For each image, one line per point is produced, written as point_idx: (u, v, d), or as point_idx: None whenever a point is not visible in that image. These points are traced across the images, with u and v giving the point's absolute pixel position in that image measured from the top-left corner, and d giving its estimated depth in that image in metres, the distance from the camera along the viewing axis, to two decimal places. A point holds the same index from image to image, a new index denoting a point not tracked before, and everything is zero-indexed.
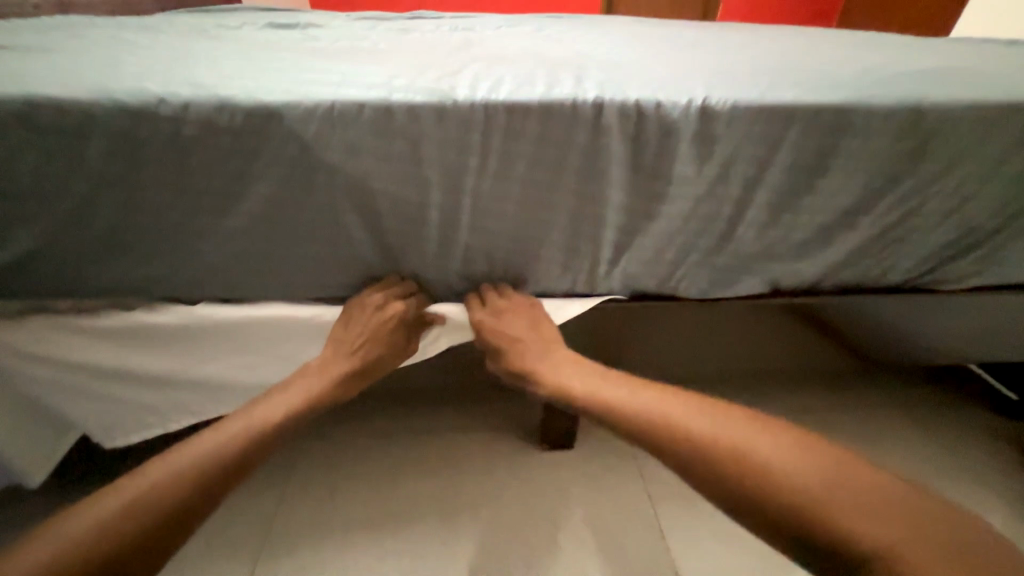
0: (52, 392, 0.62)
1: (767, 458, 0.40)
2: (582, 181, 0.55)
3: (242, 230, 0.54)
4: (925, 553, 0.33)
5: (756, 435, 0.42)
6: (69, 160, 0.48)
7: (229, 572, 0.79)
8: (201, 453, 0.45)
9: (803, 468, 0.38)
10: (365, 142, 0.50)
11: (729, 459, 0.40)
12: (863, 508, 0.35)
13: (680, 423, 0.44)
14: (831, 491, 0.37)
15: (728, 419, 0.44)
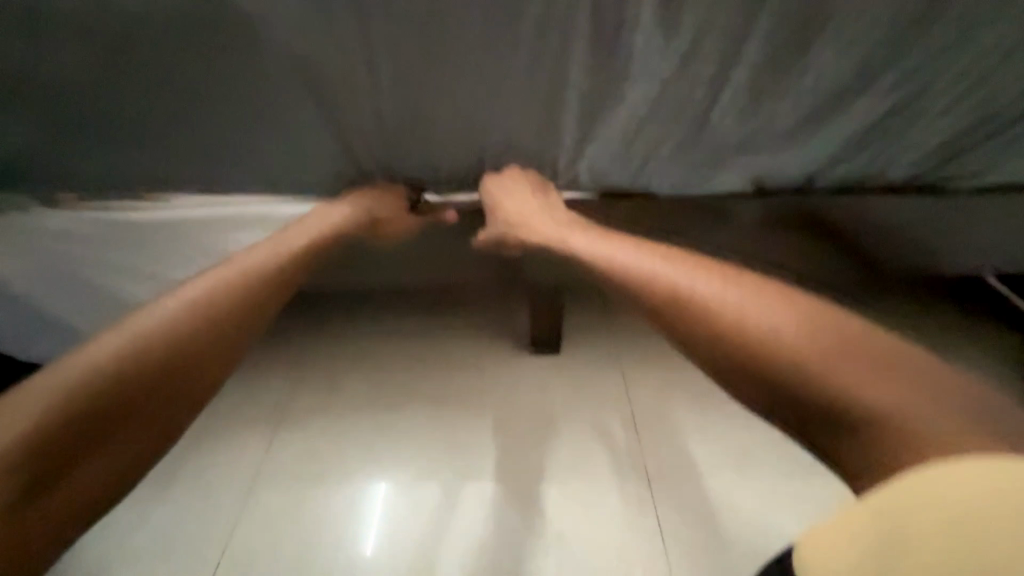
0: (55, 288, 0.68)
1: (785, 333, 0.37)
2: (536, 60, 0.52)
3: (201, 120, 0.55)
4: (925, 415, 0.33)
5: (774, 304, 0.40)
6: (30, 46, 0.50)
7: (251, 442, 0.93)
8: (152, 324, 0.41)
9: (818, 342, 0.37)
10: (306, 18, 0.49)
11: (740, 331, 0.39)
12: (871, 372, 0.35)
13: (693, 297, 0.41)
14: (843, 357, 0.36)
15: (745, 292, 0.41)
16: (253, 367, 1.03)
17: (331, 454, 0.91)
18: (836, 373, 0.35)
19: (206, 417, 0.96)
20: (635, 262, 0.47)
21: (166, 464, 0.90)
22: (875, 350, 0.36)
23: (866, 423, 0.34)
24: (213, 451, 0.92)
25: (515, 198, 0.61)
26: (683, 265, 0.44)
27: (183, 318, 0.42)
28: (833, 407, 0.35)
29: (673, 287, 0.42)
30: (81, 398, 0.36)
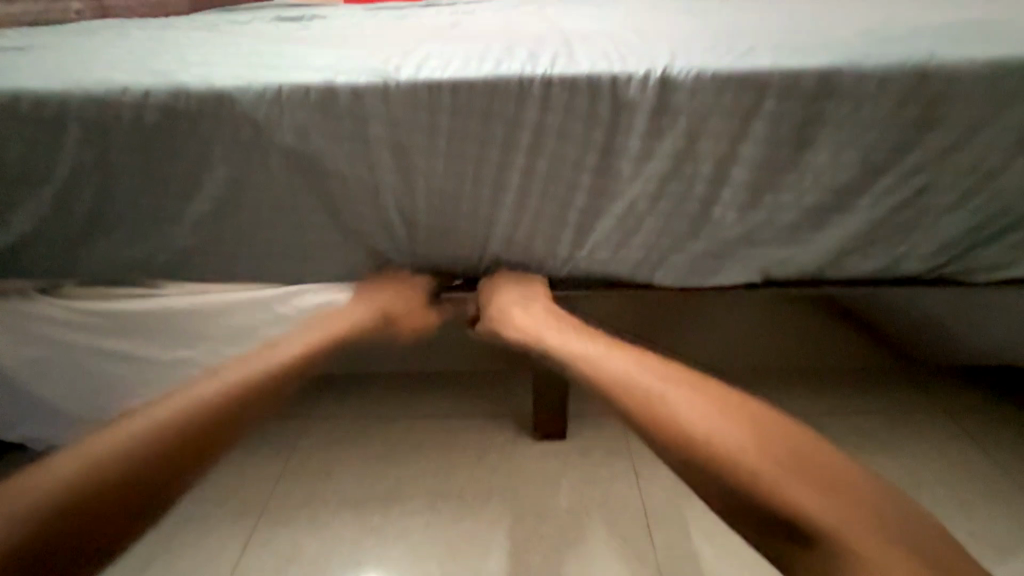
0: (47, 370, 0.67)
1: (729, 436, 0.40)
2: (534, 161, 0.53)
3: (206, 213, 0.57)
4: (862, 533, 0.34)
5: (721, 409, 0.43)
6: (50, 148, 0.53)
7: (229, 538, 0.85)
8: (161, 415, 0.44)
9: (757, 445, 0.39)
10: (313, 124, 0.51)
11: (690, 428, 0.42)
12: (820, 490, 0.36)
13: (649, 390, 0.45)
14: (788, 469, 0.38)
15: (695, 394, 0.44)
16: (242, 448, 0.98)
17: (313, 553, 0.83)
18: (785, 487, 0.36)
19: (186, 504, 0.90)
20: (605, 358, 0.50)
21: (133, 560, 0.83)
22: (826, 469, 0.38)
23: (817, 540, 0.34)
24: (186, 543, 0.85)
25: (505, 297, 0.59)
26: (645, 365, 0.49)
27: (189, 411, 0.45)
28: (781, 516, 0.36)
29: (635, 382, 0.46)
30: (83, 483, 0.39)
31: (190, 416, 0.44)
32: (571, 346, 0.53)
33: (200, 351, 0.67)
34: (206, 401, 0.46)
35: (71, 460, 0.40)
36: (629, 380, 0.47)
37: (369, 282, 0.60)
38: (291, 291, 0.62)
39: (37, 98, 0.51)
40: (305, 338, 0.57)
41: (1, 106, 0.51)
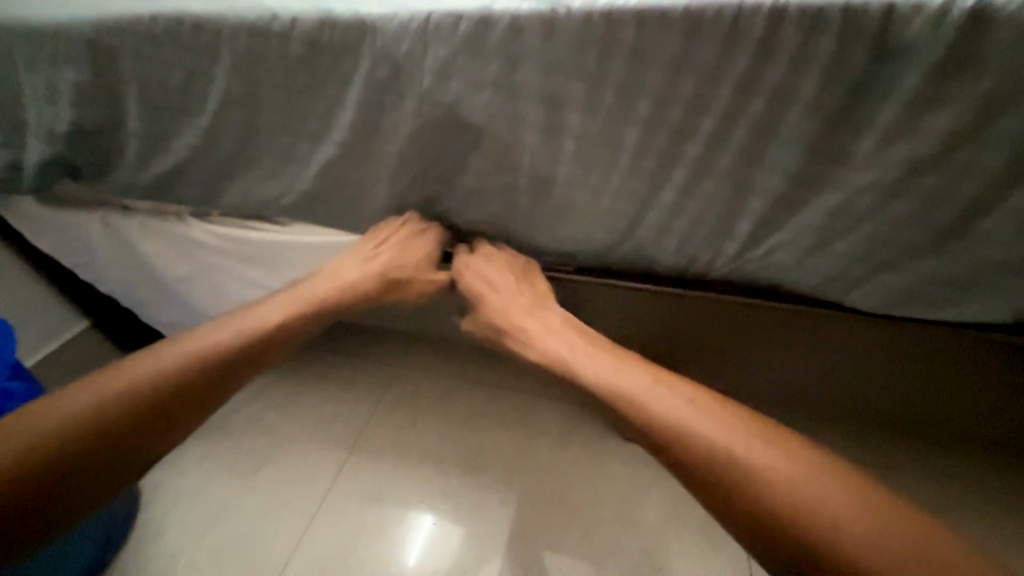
0: (197, 282, 0.74)
1: (795, 493, 0.37)
2: (727, 130, 0.41)
3: (337, 158, 0.53)
4: None
5: (789, 462, 0.39)
6: (205, 77, 0.52)
7: (325, 461, 0.92)
8: (118, 383, 0.45)
9: (831, 504, 0.36)
10: (457, 64, 0.43)
11: (756, 486, 0.38)
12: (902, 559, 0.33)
13: (709, 439, 0.40)
14: (850, 516, 0.35)
15: (761, 443, 0.40)
16: (341, 380, 1.03)
17: (395, 497, 0.86)
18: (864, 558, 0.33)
19: (292, 421, 0.98)
20: (644, 390, 0.45)
21: (248, 461, 0.92)
22: (907, 532, 0.35)
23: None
24: (289, 456, 0.93)
25: (497, 277, 0.56)
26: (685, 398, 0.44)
27: (147, 383, 0.46)
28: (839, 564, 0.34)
29: (676, 417, 0.42)
30: (55, 439, 0.41)
31: (148, 388, 0.46)
32: (603, 377, 0.47)
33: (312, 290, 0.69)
34: (160, 376, 0.47)
35: (48, 413, 0.43)
36: (686, 423, 0.42)
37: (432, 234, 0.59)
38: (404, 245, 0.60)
39: (191, 19, 0.49)
40: (248, 310, 0.55)
41: (159, 28, 0.50)
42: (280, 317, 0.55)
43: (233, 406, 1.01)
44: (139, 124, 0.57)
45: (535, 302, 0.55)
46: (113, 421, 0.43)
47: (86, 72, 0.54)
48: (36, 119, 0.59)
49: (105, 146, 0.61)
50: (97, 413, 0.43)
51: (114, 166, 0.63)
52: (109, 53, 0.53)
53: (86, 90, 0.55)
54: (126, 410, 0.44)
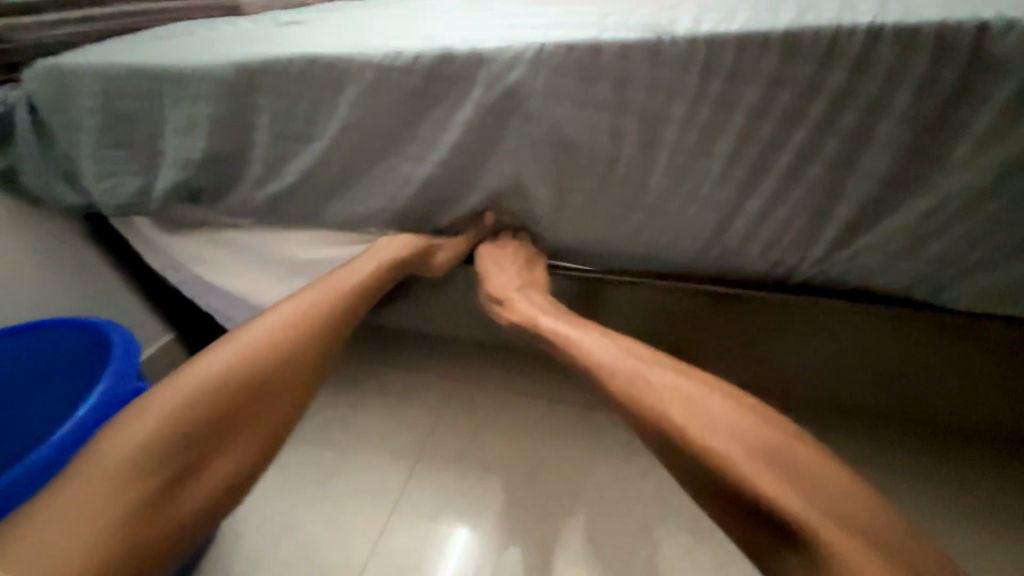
0: (278, 290, 0.79)
1: (719, 418, 0.38)
2: (820, 137, 0.44)
3: (437, 175, 0.58)
4: (857, 547, 0.30)
5: (712, 396, 0.40)
6: (328, 108, 0.59)
7: (392, 471, 0.94)
8: (228, 360, 0.44)
9: (744, 430, 0.37)
10: (564, 86, 0.48)
11: (676, 412, 0.40)
12: (814, 492, 0.32)
13: (636, 370, 0.44)
14: (784, 466, 0.34)
15: (689, 377, 0.43)
16: (403, 390, 1.08)
17: (463, 506, 0.87)
18: (768, 479, 0.33)
19: (360, 431, 1.02)
20: (592, 341, 0.50)
21: (319, 468, 0.96)
22: (823, 471, 0.34)
23: (801, 545, 0.31)
24: (359, 467, 0.95)
25: (505, 261, 0.63)
26: (634, 349, 0.47)
27: (225, 379, 0.43)
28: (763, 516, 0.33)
29: (622, 363, 0.46)
30: (159, 432, 0.38)
31: (226, 379, 0.43)
32: (561, 329, 0.53)
33: None
34: (242, 367, 0.44)
35: (162, 401, 0.40)
36: (613, 359, 0.46)
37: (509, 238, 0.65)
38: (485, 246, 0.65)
39: (322, 60, 0.57)
40: (323, 282, 0.56)
41: (296, 69, 0.58)
42: (345, 289, 0.56)
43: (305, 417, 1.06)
44: (262, 151, 0.64)
45: (526, 284, 0.60)
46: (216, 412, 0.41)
47: (224, 107, 0.62)
48: (172, 149, 0.67)
49: (227, 172, 0.68)
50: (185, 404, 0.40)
51: (231, 189, 0.70)
52: (248, 92, 0.61)
53: (222, 122, 0.63)
54: (223, 396, 0.42)
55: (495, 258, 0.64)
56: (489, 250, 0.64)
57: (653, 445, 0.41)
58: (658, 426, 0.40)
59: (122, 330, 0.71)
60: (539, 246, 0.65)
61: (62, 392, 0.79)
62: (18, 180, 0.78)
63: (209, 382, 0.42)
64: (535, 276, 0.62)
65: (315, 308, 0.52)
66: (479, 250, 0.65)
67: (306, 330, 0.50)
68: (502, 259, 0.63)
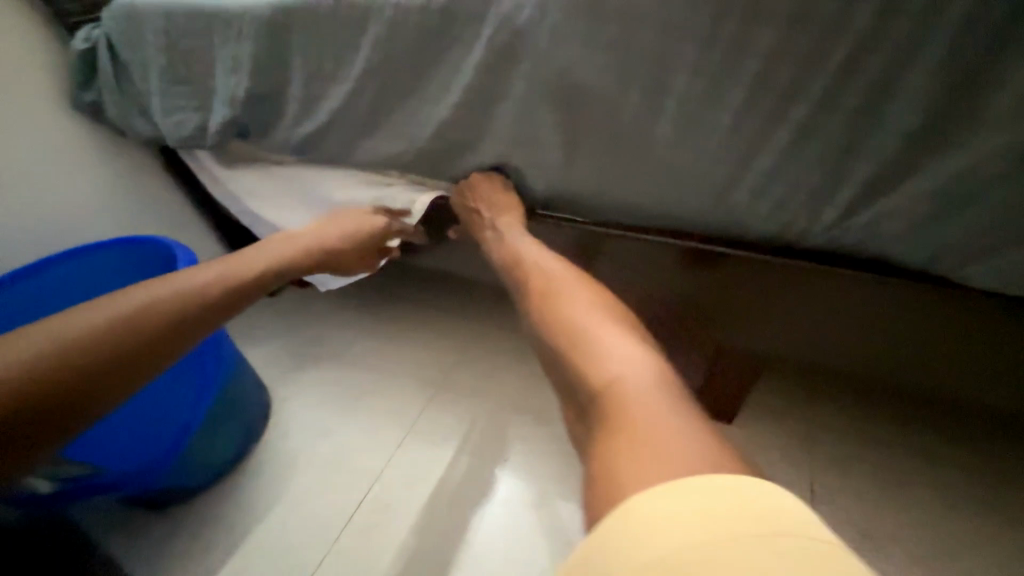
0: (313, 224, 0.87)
1: (579, 310, 0.46)
2: (840, 89, 0.41)
3: (451, 119, 0.60)
4: (637, 400, 0.36)
5: (584, 294, 0.48)
6: (353, 49, 0.62)
7: (413, 398, 1.04)
8: (101, 313, 0.43)
9: (594, 319, 0.44)
10: (572, 27, 0.47)
11: (549, 303, 0.48)
12: (624, 366, 0.39)
13: (536, 273, 0.54)
14: (604, 355, 0.40)
15: (577, 280, 0.51)
16: (429, 329, 1.16)
17: (472, 435, 0.96)
18: (595, 353, 0.41)
19: (387, 360, 1.12)
20: (522, 248, 0.59)
21: (352, 388, 1.08)
22: (645, 358, 0.40)
23: (601, 412, 0.37)
24: (384, 391, 1.06)
25: (473, 196, 0.65)
26: (549, 258, 0.56)
27: (118, 323, 0.43)
28: (587, 398, 0.39)
29: (529, 287, 0.53)
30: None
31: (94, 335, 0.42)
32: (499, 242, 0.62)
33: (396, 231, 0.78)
34: (114, 325, 0.43)
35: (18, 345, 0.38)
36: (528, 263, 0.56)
37: (481, 176, 0.64)
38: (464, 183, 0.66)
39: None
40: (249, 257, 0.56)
41: (325, 10, 0.60)
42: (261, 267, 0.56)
43: (341, 343, 1.17)
44: (298, 91, 0.69)
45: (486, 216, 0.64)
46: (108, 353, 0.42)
47: (264, 47, 0.67)
48: (222, 87, 0.74)
49: (267, 111, 0.74)
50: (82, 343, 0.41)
51: (272, 128, 0.76)
52: (284, 32, 0.65)
53: (263, 62, 0.68)
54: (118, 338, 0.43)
55: (475, 192, 0.65)
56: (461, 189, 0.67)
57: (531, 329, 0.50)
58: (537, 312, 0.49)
59: (185, 250, 0.82)
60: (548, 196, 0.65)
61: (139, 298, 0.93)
62: (105, 113, 0.89)
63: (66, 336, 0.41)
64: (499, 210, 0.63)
65: (222, 279, 0.51)
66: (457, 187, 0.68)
67: (204, 298, 0.49)
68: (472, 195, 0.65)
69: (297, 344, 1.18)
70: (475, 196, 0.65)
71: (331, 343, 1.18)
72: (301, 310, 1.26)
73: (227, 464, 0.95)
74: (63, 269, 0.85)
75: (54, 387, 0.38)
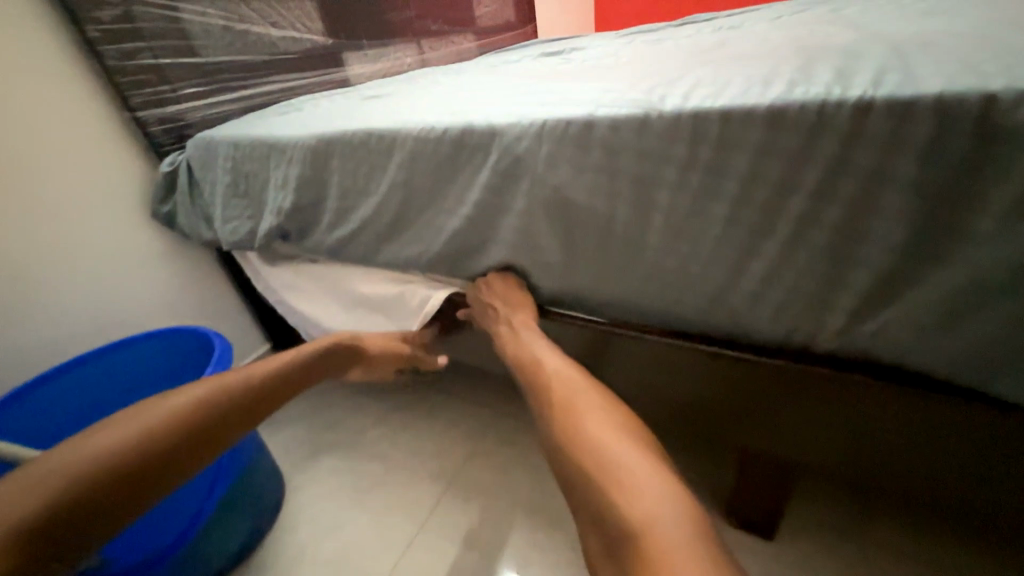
0: (340, 316, 0.93)
1: (597, 425, 0.44)
2: (817, 204, 0.42)
3: (461, 228, 0.66)
4: (671, 539, 0.32)
5: (602, 407, 0.47)
6: (379, 171, 0.71)
7: (425, 492, 1.00)
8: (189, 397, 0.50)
9: (614, 437, 0.43)
10: (564, 155, 0.53)
11: (567, 414, 0.47)
12: (652, 497, 0.36)
13: (551, 378, 0.53)
14: (636, 486, 0.37)
15: (593, 390, 0.50)
16: (447, 419, 1.16)
17: (483, 539, 0.90)
18: (619, 477, 0.38)
19: (402, 450, 1.10)
20: (537, 347, 0.59)
21: (365, 479, 1.06)
22: (672, 487, 0.37)
23: (630, 553, 0.33)
24: (397, 482, 1.04)
25: (486, 294, 0.69)
26: (563, 360, 0.56)
27: (196, 408, 0.49)
28: (616, 536, 0.35)
29: (545, 396, 0.52)
30: (114, 460, 0.42)
31: (184, 417, 0.48)
32: (513, 341, 0.62)
33: (411, 324, 0.82)
34: (199, 407, 0.49)
35: (126, 427, 0.45)
36: (541, 366, 0.56)
37: (492, 275, 0.68)
38: (478, 281, 0.71)
39: (377, 133, 0.69)
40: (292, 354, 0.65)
41: (358, 141, 0.71)
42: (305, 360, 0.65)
43: (359, 430, 1.18)
44: (332, 204, 0.78)
45: (502, 315, 0.65)
46: (127, 464, 0.42)
47: (309, 169, 0.78)
48: (271, 201, 0.85)
49: (307, 219, 0.84)
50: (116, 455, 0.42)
51: (310, 233, 0.86)
52: (324, 158, 0.75)
53: (306, 181, 0.79)
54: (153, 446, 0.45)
55: (491, 290, 0.68)
56: (475, 287, 0.71)
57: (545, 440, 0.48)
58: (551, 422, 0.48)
59: (222, 338, 0.89)
60: (553, 296, 0.67)
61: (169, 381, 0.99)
62: (176, 221, 1.03)
63: (164, 417, 0.47)
64: (511, 303, 0.66)
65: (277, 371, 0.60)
66: (473, 286, 0.72)
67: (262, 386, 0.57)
68: (485, 292, 0.69)
69: (317, 430, 1.20)
70: (493, 293, 0.68)
71: (351, 429, 1.18)
72: (325, 394, 1.30)
73: (231, 559, 0.91)
74: (111, 358, 0.91)
75: (118, 482, 0.42)
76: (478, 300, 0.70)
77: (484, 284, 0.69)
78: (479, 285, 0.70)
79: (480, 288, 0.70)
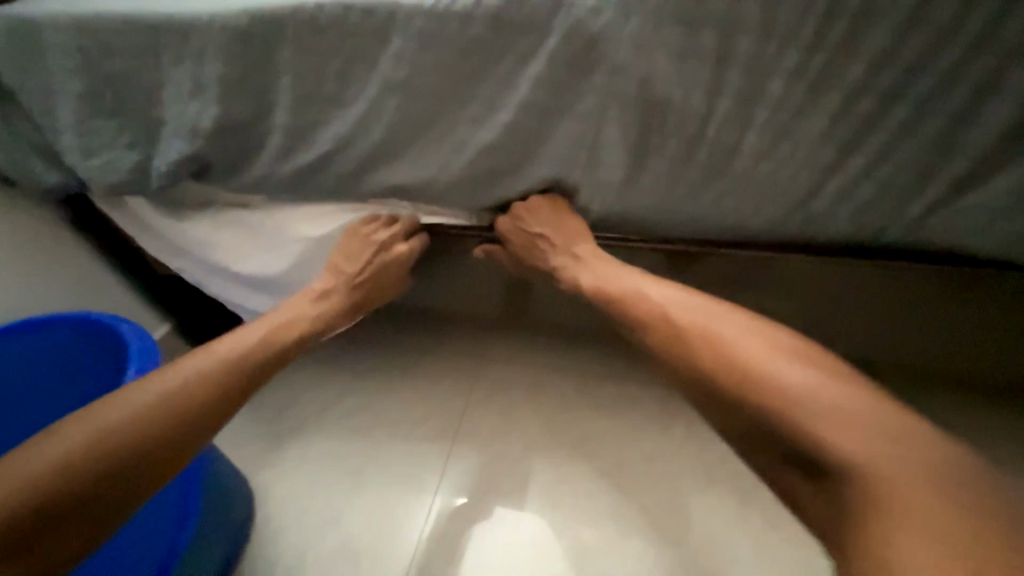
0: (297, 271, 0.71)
1: (757, 351, 0.39)
2: (941, 88, 0.40)
3: (497, 141, 0.52)
4: (898, 469, 0.31)
5: (746, 330, 0.42)
6: (366, 65, 0.51)
7: (427, 455, 0.90)
8: (180, 377, 0.44)
9: (783, 363, 0.38)
10: (659, 35, 0.42)
11: (706, 342, 0.42)
12: (861, 427, 0.33)
13: (662, 305, 0.47)
14: (834, 417, 0.34)
15: (721, 312, 0.45)
16: (429, 371, 1.01)
17: (506, 487, 0.85)
18: (811, 410, 0.34)
19: (384, 418, 0.96)
20: (625, 276, 0.53)
21: (349, 458, 0.91)
22: (877, 414, 0.34)
23: (845, 485, 0.32)
24: (390, 453, 0.91)
25: (530, 223, 0.58)
26: (662, 286, 0.50)
27: (186, 393, 0.44)
28: (818, 469, 0.33)
29: (660, 325, 0.46)
30: (82, 461, 0.38)
31: (168, 406, 0.43)
32: (591, 271, 0.55)
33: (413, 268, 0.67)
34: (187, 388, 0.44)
35: (105, 416, 0.40)
36: (641, 295, 0.49)
37: (535, 198, 0.57)
38: (513, 208, 0.59)
39: (362, 5, 0.48)
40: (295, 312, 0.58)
41: (328, 17, 0.49)
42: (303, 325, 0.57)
43: (321, 405, 0.98)
44: (288, 118, 0.56)
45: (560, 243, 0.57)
46: (113, 470, 0.38)
47: (243, 65, 0.53)
48: (177, 118, 0.58)
49: (243, 144, 0.60)
50: (83, 454, 0.38)
51: (248, 164, 0.62)
52: (269, 45, 0.52)
53: (239, 85, 0.55)
54: (85, 470, 0.38)
55: (536, 219, 0.58)
56: (511, 216, 0.60)
57: (678, 376, 0.43)
58: (685, 355, 0.43)
59: (133, 326, 0.64)
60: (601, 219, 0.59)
61: (51, 383, 0.74)
62: None
63: (149, 404, 0.42)
64: (566, 230, 0.57)
65: (270, 336, 0.53)
66: (508, 216, 0.61)
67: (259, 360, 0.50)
68: (528, 221, 0.58)
69: (268, 417, 0.98)
70: (538, 224, 0.58)
71: (311, 409, 0.98)
72: None
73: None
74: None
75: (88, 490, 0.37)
76: (516, 232, 0.60)
77: (526, 212, 0.58)
78: (515, 213, 0.59)
79: (519, 218, 0.59)
